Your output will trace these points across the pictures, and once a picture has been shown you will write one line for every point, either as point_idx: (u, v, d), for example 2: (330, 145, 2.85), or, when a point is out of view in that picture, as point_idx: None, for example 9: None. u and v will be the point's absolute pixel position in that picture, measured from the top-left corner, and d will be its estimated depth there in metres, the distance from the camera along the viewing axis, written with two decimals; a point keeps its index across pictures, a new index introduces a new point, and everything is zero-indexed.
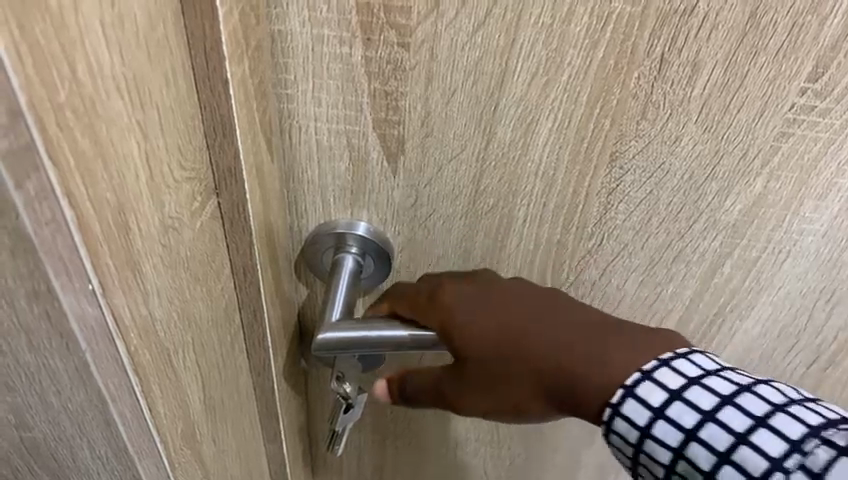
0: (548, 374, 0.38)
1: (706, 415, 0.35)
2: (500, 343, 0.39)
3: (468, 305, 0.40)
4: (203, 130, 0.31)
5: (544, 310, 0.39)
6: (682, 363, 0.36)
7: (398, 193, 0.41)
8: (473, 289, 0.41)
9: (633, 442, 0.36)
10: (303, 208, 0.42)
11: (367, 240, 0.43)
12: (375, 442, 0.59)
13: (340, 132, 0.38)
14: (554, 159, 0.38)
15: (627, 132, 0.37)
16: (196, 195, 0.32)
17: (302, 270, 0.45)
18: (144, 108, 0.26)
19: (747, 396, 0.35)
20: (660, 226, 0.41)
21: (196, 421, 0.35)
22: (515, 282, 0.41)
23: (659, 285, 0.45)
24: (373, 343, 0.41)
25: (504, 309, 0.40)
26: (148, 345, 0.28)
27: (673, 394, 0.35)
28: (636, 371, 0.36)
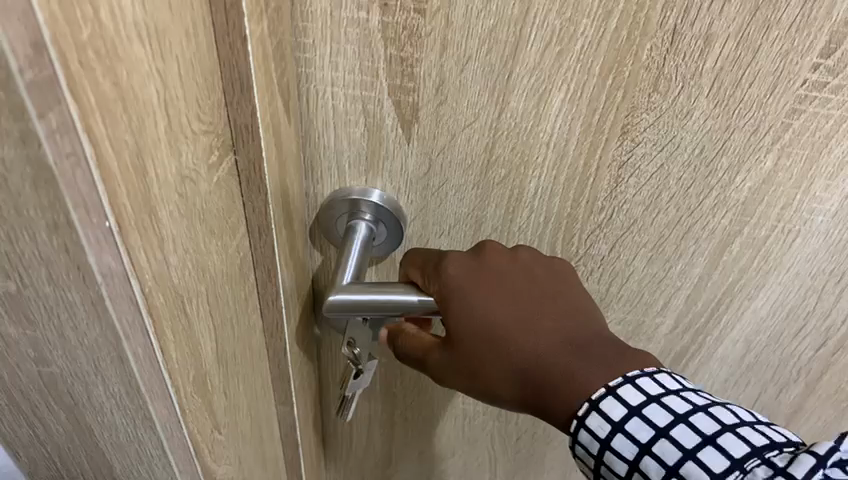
0: (519, 375, 0.40)
1: (662, 433, 0.37)
2: (483, 335, 0.41)
3: (468, 289, 0.41)
4: (221, 87, 0.32)
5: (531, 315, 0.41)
6: (646, 382, 0.38)
7: (412, 161, 0.42)
8: (479, 273, 0.42)
9: (594, 453, 0.39)
10: (319, 173, 0.43)
11: (381, 207, 0.44)
12: (385, 412, 0.60)
13: (356, 98, 0.39)
14: (565, 130, 0.39)
15: (638, 105, 0.37)
16: (214, 150, 0.33)
17: (317, 235, 0.46)
18: (165, 58, 0.27)
19: (699, 415, 0.37)
20: (670, 202, 0.42)
21: (209, 373, 0.37)
22: (518, 271, 0.42)
23: (668, 263, 0.45)
24: (388, 306, 0.42)
25: (496, 305, 0.41)
26: (163, 292, 0.29)
27: (632, 410, 0.37)
28: (602, 387, 0.38)
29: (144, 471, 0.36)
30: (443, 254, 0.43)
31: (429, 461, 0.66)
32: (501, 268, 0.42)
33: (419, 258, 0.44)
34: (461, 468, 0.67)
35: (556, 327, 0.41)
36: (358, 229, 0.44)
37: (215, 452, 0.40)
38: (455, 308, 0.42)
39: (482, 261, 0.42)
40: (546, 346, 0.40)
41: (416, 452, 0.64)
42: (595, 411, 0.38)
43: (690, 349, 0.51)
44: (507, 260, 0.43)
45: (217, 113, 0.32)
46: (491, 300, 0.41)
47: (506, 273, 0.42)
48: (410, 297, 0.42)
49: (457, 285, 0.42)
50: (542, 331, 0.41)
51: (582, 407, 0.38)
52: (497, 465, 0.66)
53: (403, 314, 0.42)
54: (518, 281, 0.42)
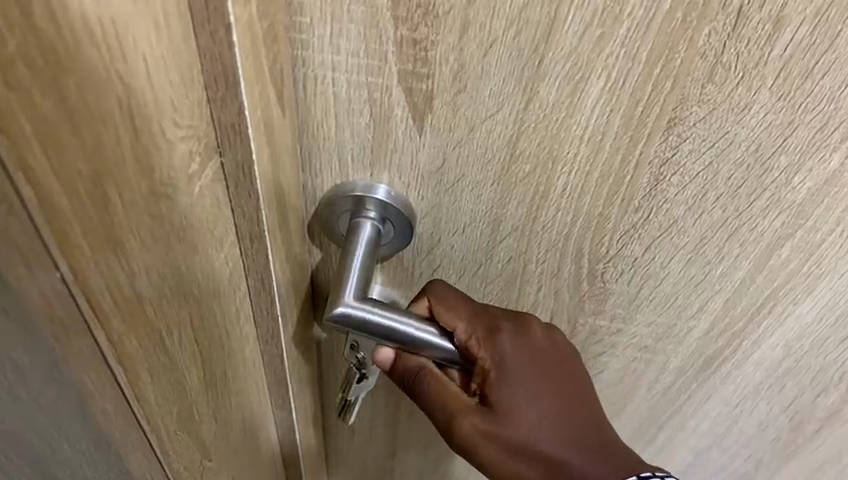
0: (543, 468, 0.39)
1: None
2: (521, 418, 0.38)
3: (520, 367, 0.39)
4: (202, 81, 0.27)
5: (566, 404, 0.40)
6: None
7: (424, 154, 0.35)
8: (526, 350, 0.39)
9: None
10: (318, 165, 0.36)
11: (388, 205, 0.38)
12: (390, 409, 0.56)
13: (361, 84, 0.32)
14: (603, 122, 0.33)
15: (689, 97, 0.32)
16: (194, 156, 0.28)
17: (316, 232, 0.40)
18: (127, 58, 0.22)
19: None
20: (716, 202, 0.37)
21: (183, 386, 0.33)
22: (560, 355, 0.40)
23: (708, 265, 0.41)
24: (407, 339, 0.38)
25: (537, 388, 0.39)
26: (122, 310, 0.26)
27: None
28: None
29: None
30: (484, 316, 0.39)
31: (436, 454, 0.62)
32: (544, 348, 0.40)
33: (464, 309, 0.39)
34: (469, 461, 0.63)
35: (587, 423, 0.40)
36: (361, 226, 0.38)
37: (192, 462, 0.37)
38: (499, 384, 0.39)
39: (531, 336, 0.40)
40: (580, 442, 0.39)
41: (423, 446, 0.61)
42: None
43: (723, 353, 0.47)
44: (547, 338, 0.40)
45: (196, 108, 0.27)
46: (536, 383, 0.39)
47: (550, 355, 0.40)
48: (418, 330, 0.38)
49: (508, 360, 0.39)
50: (573, 425, 0.39)
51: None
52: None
53: (419, 351, 0.38)
54: (559, 367, 0.40)
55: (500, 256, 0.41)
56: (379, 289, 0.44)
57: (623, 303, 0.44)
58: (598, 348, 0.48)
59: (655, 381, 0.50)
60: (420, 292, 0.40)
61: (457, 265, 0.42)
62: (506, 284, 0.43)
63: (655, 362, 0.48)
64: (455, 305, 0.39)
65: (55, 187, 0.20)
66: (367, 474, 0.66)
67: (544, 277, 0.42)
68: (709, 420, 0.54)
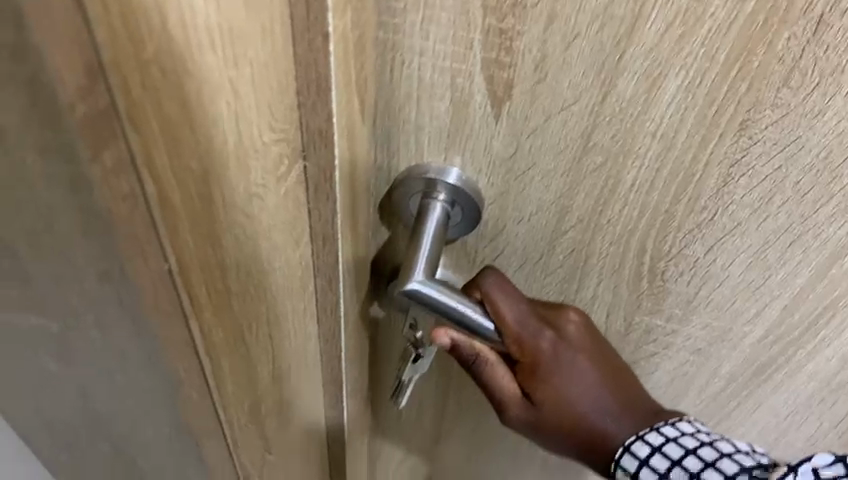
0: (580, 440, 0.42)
1: (689, 473, 0.39)
2: (560, 404, 0.41)
3: (558, 364, 0.40)
4: (296, 87, 0.32)
5: (603, 387, 0.41)
6: (671, 429, 0.41)
7: (498, 142, 0.37)
8: (564, 347, 0.40)
9: None
10: (396, 146, 0.38)
11: (458, 189, 0.39)
12: (439, 394, 0.58)
13: (445, 69, 0.34)
14: (677, 120, 0.34)
15: (763, 101, 0.33)
16: (283, 160, 0.34)
17: (386, 210, 0.42)
18: (238, 67, 0.27)
19: (726, 461, 0.40)
20: (781, 207, 0.38)
21: (243, 341, 0.37)
22: (593, 346, 0.42)
23: (768, 270, 0.41)
24: (470, 327, 0.38)
25: (574, 378, 0.41)
26: (200, 269, 0.30)
27: (655, 448, 0.40)
28: (636, 436, 0.41)
29: (185, 431, 0.35)
30: (528, 316, 0.39)
31: (480, 442, 0.63)
32: (579, 339, 0.41)
33: (512, 318, 0.39)
34: (513, 453, 0.64)
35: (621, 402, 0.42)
36: (431, 210, 0.39)
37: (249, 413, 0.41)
38: (539, 379, 0.41)
39: (567, 334, 0.40)
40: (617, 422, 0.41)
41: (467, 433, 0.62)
42: (626, 453, 0.41)
43: (777, 361, 0.48)
44: (582, 327, 0.41)
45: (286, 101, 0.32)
46: (572, 377, 0.41)
47: (585, 345, 0.41)
48: (479, 320, 0.38)
49: (548, 359, 0.40)
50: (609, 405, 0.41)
51: (621, 448, 0.41)
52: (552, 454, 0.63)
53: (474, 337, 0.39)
54: (593, 354, 0.41)
55: (562, 247, 0.42)
56: (441, 272, 0.46)
57: (681, 304, 0.45)
58: (650, 347, 0.49)
59: (705, 385, 0.51)
60: (469, 285, 0.39)
61: (519, 253, 0.43)
62: (566, 275, 0.44)
63: (707, 367, 0.49)
64: (504, 313, 0.38)
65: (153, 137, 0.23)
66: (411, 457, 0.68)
67: (604, 271, 0.43)
68: (756, 429, 0.54)
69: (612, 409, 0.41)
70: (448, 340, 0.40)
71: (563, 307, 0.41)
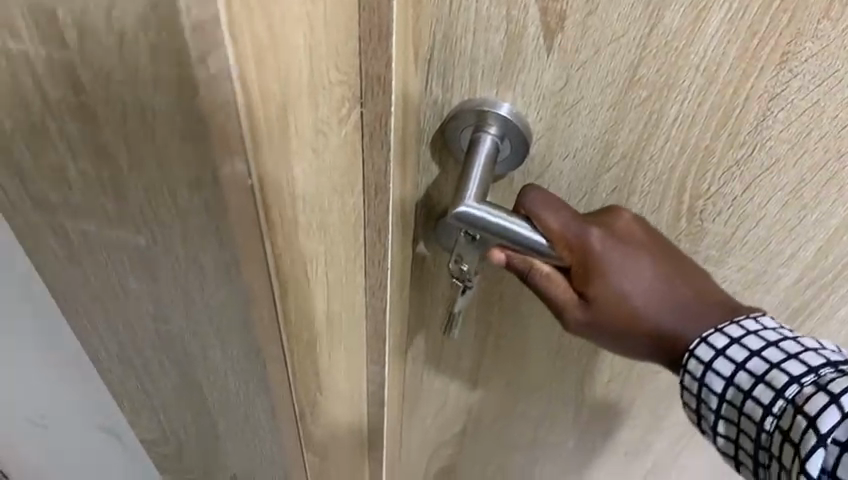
0: (657, 337, 0.42)
1: (766, 363, 0.39)
2: (626, 302, 0.41)
3: (613, 262, 0.41)
4: (358, 31, 0.31)
5: (665, 283, 0.41)
6: (751, 322, 0.40)
7: (549, 74, 0.39)
8: (615, 244, 0.41)
9: (698, 376, 0.40)
10: (451, 80, 0.40)
11: (509, 121, 0.41)
12: (477, 342, 0.60)
13: (501, 1, 0.36)
14: (720, 52, 0.36)
15: (804, 33, 0.35)
16: (343, 102, 0.33)
17: (438, 146, 0.44)
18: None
19: (810, 354, 0.38)
20: (818, 142, 0.39)
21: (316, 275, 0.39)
22: (645, 242, 0.42)
23: (804, 209, 0.43)
24: (523, 244, 0.40)
25: (632, 276, 0.41)
26: None
27: (733, 339, 0.40)
28: (713, 329, 0.40)
29: None
30: (572, 218, 0.41)
31: (516, 392, 0.66)
32: (630, 236, 0.41)
33: (554, 220, 0.40)
34: (548, 403, 0.66)
35: (683, 295, 0.41)
36: (488, 142, 0.41)
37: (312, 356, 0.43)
38: (595, 277, 0.41)
39: (613, 230, 0.41)
40: (686, 314, 0.41)
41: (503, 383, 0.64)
42: (701, 343, 0.40)
43: (810, 304, 0.50)
44: (632, 225, 0.42)
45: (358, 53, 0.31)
46: (627, 271, 0.41)
47: (639, 242, 0.42)
48: (529, 237, 0.40)
49: (600, 257, 0.41)
50: (677, 299, 0.41)
51: (696, 340, 0.41)
52: (586, 405, 0.66)
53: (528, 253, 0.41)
54: (650, 251, 0.42)
55: (605, 184, 0.44)
56: None
57: (717, 245, 0.46)
58: None
59: None
60: (517, 205, 0.42)
61: (563, 190, 0.45)
62: None
63: None
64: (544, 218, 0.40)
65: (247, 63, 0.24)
66: (447, 410, 0.70)
67: (644, 210, 0.45)
68: None
69: (679, 303, 0.41)
70: (502, 256, 0.43)
71: (611, 208, 0.42)
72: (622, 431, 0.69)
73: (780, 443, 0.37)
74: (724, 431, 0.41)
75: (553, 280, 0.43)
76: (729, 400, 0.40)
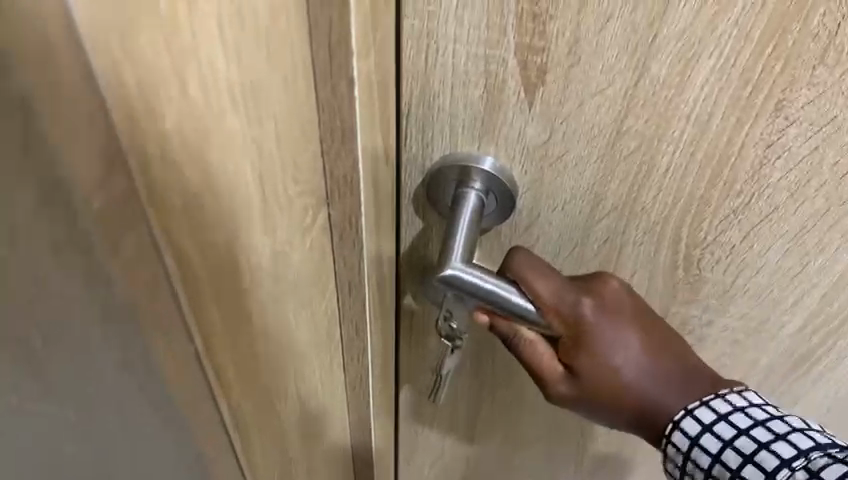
0: (638, 410, 0.41)
1: (758, 444, 0.40)
2: (612, 378, 0.40)
3: (603, 338, 0.39)
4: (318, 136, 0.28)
5: (654, 358, 0.40)
6: (735, 397, 0.41)
7: (532, 128, 0.37)
8: (607, 321, 0.39)
9: (683, 450, 0.41)
10: (430, 136, 0.39)
11: (493, 177, 0.39)
12: (471, 396, 0.58)
13: (478, 57, 0.34)
14: (711, 102, 0.34)
15: (799, 79, 0.33)
16: (307, 212, 0.31)
17: (421, 202, 0.42)
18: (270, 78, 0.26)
19: (797, 435, 0.40)
20: (819, 190, 0.37)
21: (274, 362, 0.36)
22: (631, 307, 0.41)
23: (807, 257, 0.41)
24: (505, 307, 0.38)
25: (622, 352, 0.40)
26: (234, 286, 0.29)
27: (720, 415, 0.40)
28: (697, 400, 0.41)
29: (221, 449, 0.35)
30: (563, 290, 0.39)
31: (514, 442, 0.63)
32: (620, 310, 0.40)
33: (546, 291, 0.38)
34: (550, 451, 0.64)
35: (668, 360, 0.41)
36: (472, 198, 0.39)
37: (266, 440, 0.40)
38: (581, 353, 0.40)
39: (603, 305, 0.40)
40: (669, 390, 0.41)
41: (500, 434, 0.62)
42: (688, 417, 0.40)
43: (817, 350, 0.48)
44: (623, 298, 0.40)
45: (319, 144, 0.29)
46: (616, 348, 0.40)
47: (629, 315, 0.40)
48: (511, 298, 0.38)
49: (590, 333, 0.39)
50: (662, 375, 0.41)
51: (682, 413, 0.41)
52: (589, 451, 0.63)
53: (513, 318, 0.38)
54: (639, 325, 0.41)
55: (597, 236, 0.42)
56: None
57: (717, 294, 0.44)
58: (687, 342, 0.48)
59: (745, 376, 0.51)
60: (503, 265, 0.39)
61: (553, 242, 0.43)
62: (601, 264, 0.44)
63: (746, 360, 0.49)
64: (537, 292, 0.38)
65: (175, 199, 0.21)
66: (444, 462, 0.68)
67: (639, 260, 0.43)
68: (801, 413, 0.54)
69: (664, 379, 0.41)
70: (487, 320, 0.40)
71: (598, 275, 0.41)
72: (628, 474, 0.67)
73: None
74: None
75: (532, 349, 0.42)
76: (714, 475, 0.41)
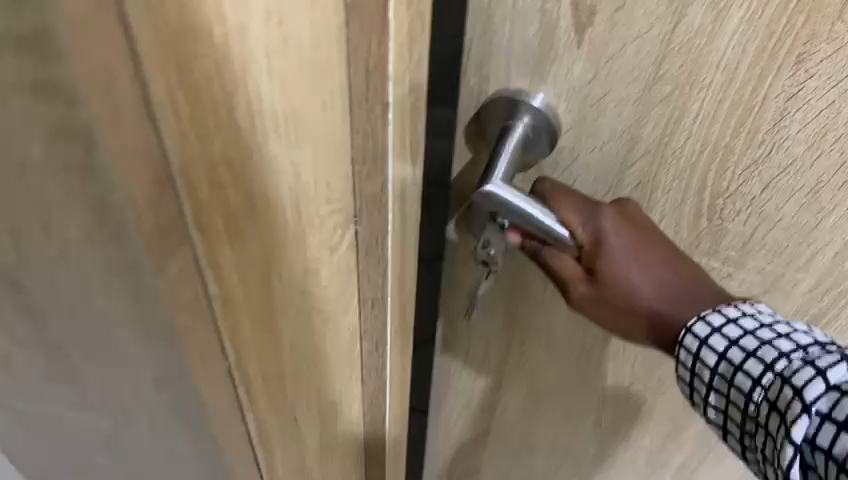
0: (652, 322, 0.46)
1: (761, 341, 0.43)
2: (628, 291, 0.45)
3: (620, 254, 0.44)
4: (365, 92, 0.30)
5: (665, 276, 0.45)
6: (745, 306, 0.45)
7: (579, 67, 0.42)
8: (624, 239, 0.44)
9: (693, 350, 0.44)
10: (488, 69, 0.44)
11: (540, 112, 0.44)
12: (503, 338, 0.62)
13: None
14: (740, 50, 0.39)
15: (819, 33, 0.37)
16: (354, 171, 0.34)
17: (474, 137, 0.47)
18: None
19: (799, 335, 0.43)
20: (834, 144, 0.41)
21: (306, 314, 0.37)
22: (654, 232, 0.46)
23: (821, 212, 0.45)
24: (519, 215, 0.42)
25: (636, 267, 0.45)
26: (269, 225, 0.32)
27: (728, 317, 0.44)
28: (710, 307, 0.45)
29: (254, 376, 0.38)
30: (585, 210, 0.44)
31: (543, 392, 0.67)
32: (637, 231, 0.45)
33: (568, 209, 0.44)
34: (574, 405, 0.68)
35: (687, 282, 0.45)
36: (521, 130, 0.45)
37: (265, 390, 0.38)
38: (602, 267, 0.45)
39: (622, 224, 0.44)
40: (680, 308, 0.45)
41: (525, 380, 0.67)
42: (699, 322, 0.44)
43: (829, 310, 0.51)
44: (640, 221, 0.45)
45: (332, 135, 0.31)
46: (632, 263, 0.45)
47: (645, 235, 0.45)
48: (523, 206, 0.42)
49: (608, 249, 0.44)
50: (674, 292, 0.45)
51: (696, 318, 0.45)
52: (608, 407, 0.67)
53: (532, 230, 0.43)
54: (655, 245, 0.45)
55: (630, 179, 0.47)
56: None
57: (736, 246, 0.48)
58: None
59: None
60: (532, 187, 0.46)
61: (590, 184, 0.48)
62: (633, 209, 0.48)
63: None
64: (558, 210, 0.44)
65: (217, 152, 0.27)
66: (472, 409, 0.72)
67: (666, 206, 0.47)
68: None
69: (676, 296, 0.45)
70: (518, 238, 0.45)
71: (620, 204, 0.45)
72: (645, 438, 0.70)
73: (766, 412, 0.42)
74: (716, 401, 0.45)
75: (561, 266, 0.46)
76: (721, 373, 0.44)
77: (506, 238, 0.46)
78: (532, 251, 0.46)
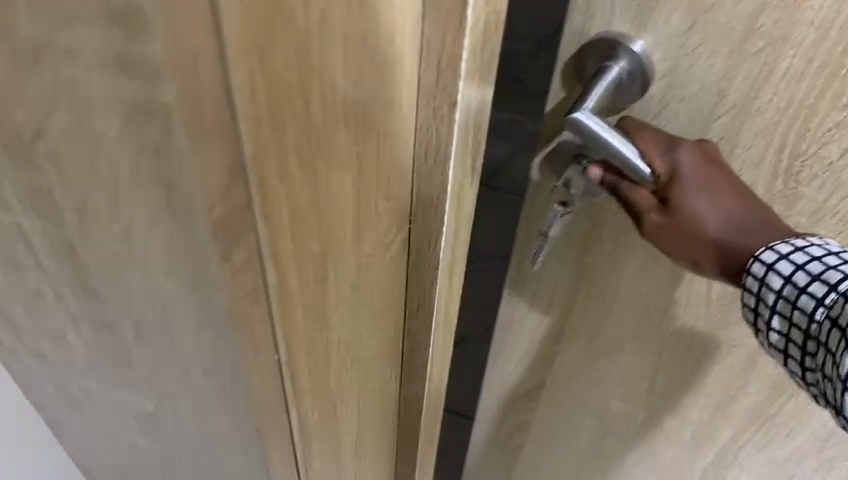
0: (727, 258, 0.44)
1: (828, 265, 0.41)
2: (702, 222, 0.43)
3: (697, 181, 0.42)
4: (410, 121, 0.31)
5: (740, 206, 0.43)
6: (816, 238, 0.43)
7: (678, 15, 0.40)
8: (701, 166, 0.42)
9: (759, 277, 0.43)
10: (592, 8, 0.42)
11: (639, 58, 0.42)
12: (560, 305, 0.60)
13: None
14: (836, 8, 0.36)
15: None
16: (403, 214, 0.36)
17: (569, 79, 0.45)
18: None
19: None
20: None
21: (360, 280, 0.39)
22: (733, 170, 0.44)
23: None
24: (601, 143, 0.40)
25: (711, 196, 0.42)
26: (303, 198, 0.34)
27: (797, 246, 0.42)
28: (783, 239, 0.43)
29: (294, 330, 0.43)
30: (664, 139, 0.43)
31: (597, 349, 0.63)
32: (715, 161, 0.43)
33: (647, 136, 0.42)
34: (624, 364, 0.63)
35: (765, 219, 0.43)
36: (615, 75, 0.43)
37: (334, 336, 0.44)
38: (677, 196, 0.43)
39: (701, 151, 0.42)
40: (755, 242, 0.43)
41: (575, 355, 0.64)
42: (769, 250, 0.42)
43: None
44: (717, 152, 0.43)
45: (397, 126, 0.31)
46: (707, 191, 0.42)
47: (722, 165, 0.43)
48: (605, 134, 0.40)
49: (684, 176, 0.42)
50: (749, 225, 0.43)
51: (763, 246, 0.43)
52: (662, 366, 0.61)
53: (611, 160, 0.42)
54: (731, 177, 0.43)
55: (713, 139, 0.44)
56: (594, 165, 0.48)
57: (808, 213, 0.46)
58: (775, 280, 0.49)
59: None
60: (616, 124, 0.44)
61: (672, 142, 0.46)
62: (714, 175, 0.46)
63: None
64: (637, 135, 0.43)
65: (289, 141, 0.32)
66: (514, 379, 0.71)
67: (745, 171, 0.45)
68: None
69: (750, 230, 0.43)
70: (600, 173, 0.44)
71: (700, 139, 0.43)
72: (696, 412, 0.64)
73: (828, 330, 0.40)
74: (779, 325, 0.43)
75: (637, 201, 0.44)
76: (785, 296, 0.42)
77: (588, 174, 0.45)
78: (611, 187, 0.44)
